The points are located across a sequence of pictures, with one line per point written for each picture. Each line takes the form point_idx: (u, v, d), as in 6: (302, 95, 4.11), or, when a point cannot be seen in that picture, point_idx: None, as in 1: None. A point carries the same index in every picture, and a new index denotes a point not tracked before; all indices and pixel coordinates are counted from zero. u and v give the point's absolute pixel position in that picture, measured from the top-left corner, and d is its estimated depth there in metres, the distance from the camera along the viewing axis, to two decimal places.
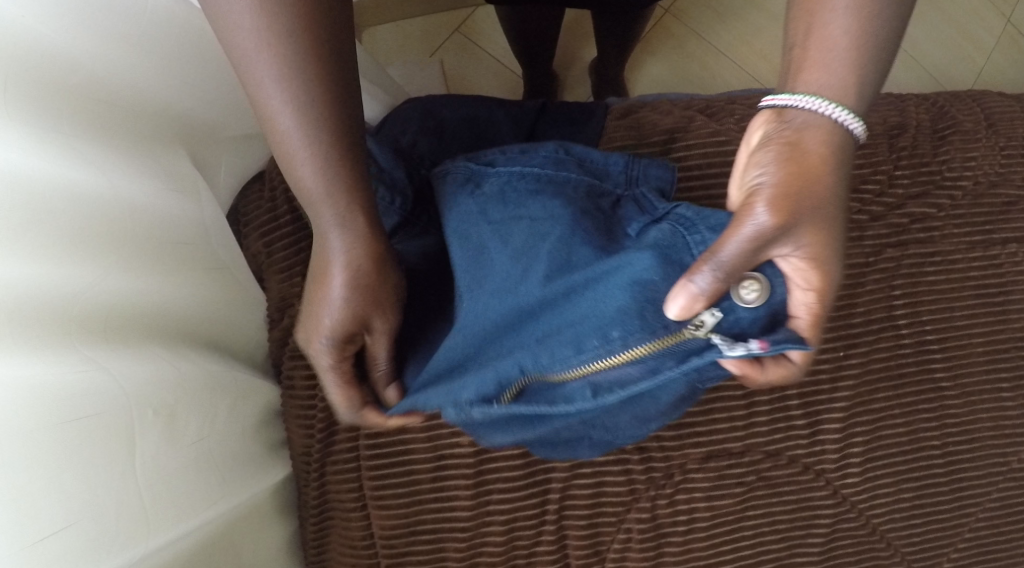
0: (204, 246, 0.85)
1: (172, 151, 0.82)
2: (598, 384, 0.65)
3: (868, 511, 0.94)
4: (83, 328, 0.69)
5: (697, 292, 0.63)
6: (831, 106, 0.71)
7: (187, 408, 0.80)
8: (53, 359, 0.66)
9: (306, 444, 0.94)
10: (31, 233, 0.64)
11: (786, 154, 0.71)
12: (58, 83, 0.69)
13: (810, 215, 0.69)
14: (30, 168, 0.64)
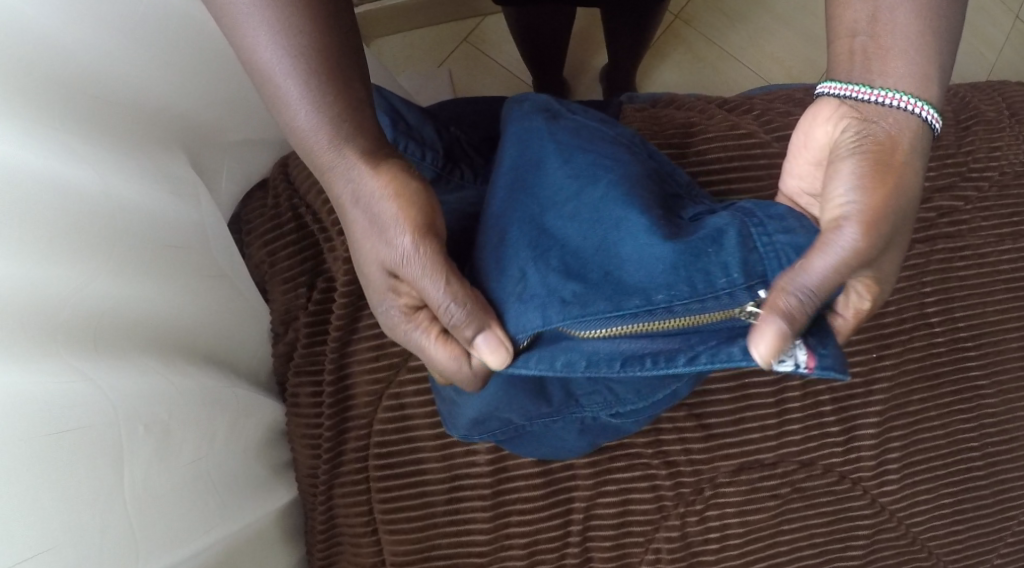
0: (202, 253, 0.81)
1: (167, 153, 0.79)
2: (629, 357, 0.64)
3: (908, 520, 0.89)
4: (68, 335, 0.64)
5: (775, 314, 0.60)
6: (909, 100, 0.68)
7: (181, 425, 0.75)
8: (34, 366, 0.61)
9: (312, 466, 0.88)
10: (11, 226, 0.60)
11: (879, 161, 0.66)
12: (43, 74, 0.65)
13: (896, 218, 0.65)
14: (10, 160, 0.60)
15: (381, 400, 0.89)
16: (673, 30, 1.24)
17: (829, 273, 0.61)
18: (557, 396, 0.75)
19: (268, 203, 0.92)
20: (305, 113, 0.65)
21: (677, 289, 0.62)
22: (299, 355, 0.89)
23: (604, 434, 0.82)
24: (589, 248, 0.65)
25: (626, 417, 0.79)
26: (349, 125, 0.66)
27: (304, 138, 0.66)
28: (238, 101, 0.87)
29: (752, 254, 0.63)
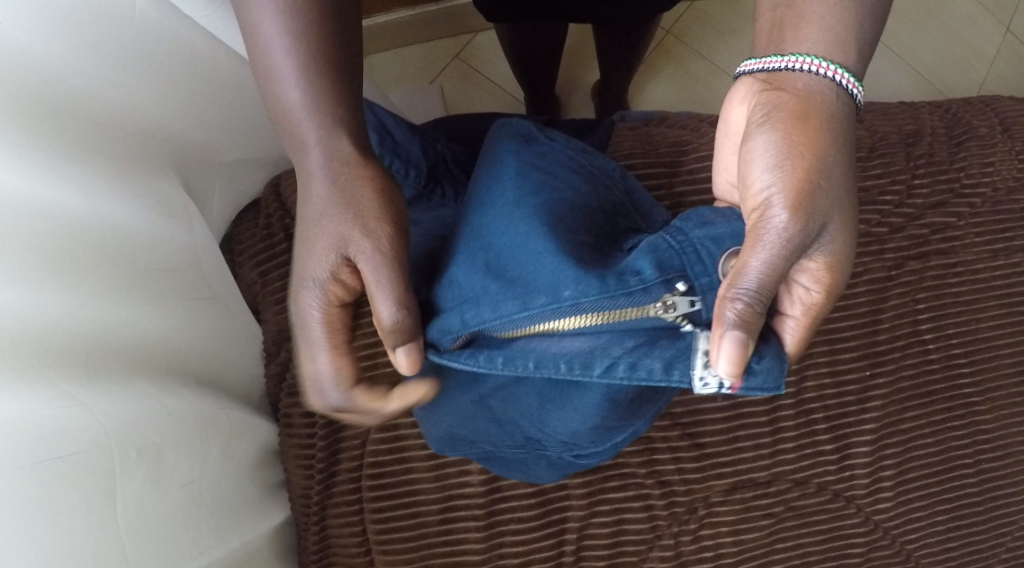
0: (193, 274, 0.81)
1: (158, 175, 0.79)
2: (541, 359, 0.61)
3: (902, 537, 0.88)
4: (61, 360, 0.64)
5: (732, 337, 0.58)
6: (823, 65, 0.65)
7: (173, 449, 0.75)
8: (26, 391, 0.61)
9: (306, 486, 0.88)
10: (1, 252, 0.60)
11: (791, 135, 0.64)
12: (37, 99, 0.65)
13: (827, 189, 0.63)
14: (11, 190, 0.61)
15: (375, 421, 0.89)
16: (666, 46, 1.24)
17: (761, 272, 0.60)
18: (516, 435, 0.73)
19: (260, 223, 0.92)
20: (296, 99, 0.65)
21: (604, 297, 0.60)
22: (292, 376, 0.90)
23: (575, 465, 0.81)
24: (511, 253, 0.63)
25: (587, 458, 0.78)
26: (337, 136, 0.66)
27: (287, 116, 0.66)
28: (230, 122, 0.87)
29: (667, 252, 0.61)
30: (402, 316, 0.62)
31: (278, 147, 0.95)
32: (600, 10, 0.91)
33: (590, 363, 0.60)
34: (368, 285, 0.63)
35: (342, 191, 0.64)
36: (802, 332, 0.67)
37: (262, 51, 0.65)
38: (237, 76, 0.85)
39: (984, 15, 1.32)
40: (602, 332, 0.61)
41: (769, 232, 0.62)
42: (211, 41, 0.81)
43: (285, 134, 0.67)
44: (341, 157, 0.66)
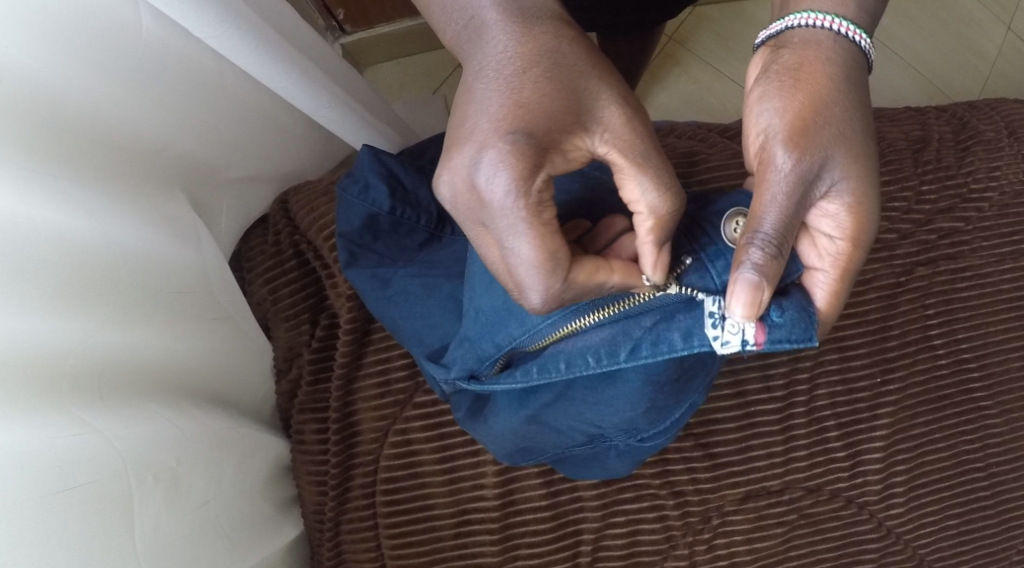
0: (204, 294, 0.81)
1: (167, 196, 0.79)
2: (573, 359, 0.69)
3: (914, 542, 0.89)
4: (75, 389, 0.64)
5: (745, 279, 0.60)
6: (830, 18, 0.63)
7: (188, 472, 0.75)
8: (46, 423, 0.61)
9: (319, 503, 0.88)
10: (16, 285, 0.60)
11: (796, 78, 0.63)
12: (50, 125, 0.65)
13: (831, 133, 0.62)
14: (32, 218, 0.61)
15: (387, 436, 0.89)
16: (670, 52, 1.24)
17: (774, 218, 0.61)
18: (571, 435, 0.77)
19: (269, 239, 0.92)
20: (501, 52, 0.59)
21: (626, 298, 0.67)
22: (304, 393, 0.89)
23: (644, 454, 0.81)
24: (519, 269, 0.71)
25: (653, 440, 0.79)
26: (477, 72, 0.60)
27: (484, 66, 0.59)
28: (240, 139, 0.86)
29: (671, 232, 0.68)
30: (534, 257, 0.59)
31: (286, 162, 0.95)
32: (607, 20, 0.90)
33: (614, 352, 0.67)
34: (511, 241, 0.59)
35: (541, 110, 0.58)
36: (831, 286, 0.67)
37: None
38: (245, 92, 0.84)
39: (984, 13, 1.32)
40: (614, 327, 0.67)
41: (774, 176, 0.62)
42: (219, 60, 0.79)
43: (475, 70, 0.60)
44: (580, 68, 0.59)
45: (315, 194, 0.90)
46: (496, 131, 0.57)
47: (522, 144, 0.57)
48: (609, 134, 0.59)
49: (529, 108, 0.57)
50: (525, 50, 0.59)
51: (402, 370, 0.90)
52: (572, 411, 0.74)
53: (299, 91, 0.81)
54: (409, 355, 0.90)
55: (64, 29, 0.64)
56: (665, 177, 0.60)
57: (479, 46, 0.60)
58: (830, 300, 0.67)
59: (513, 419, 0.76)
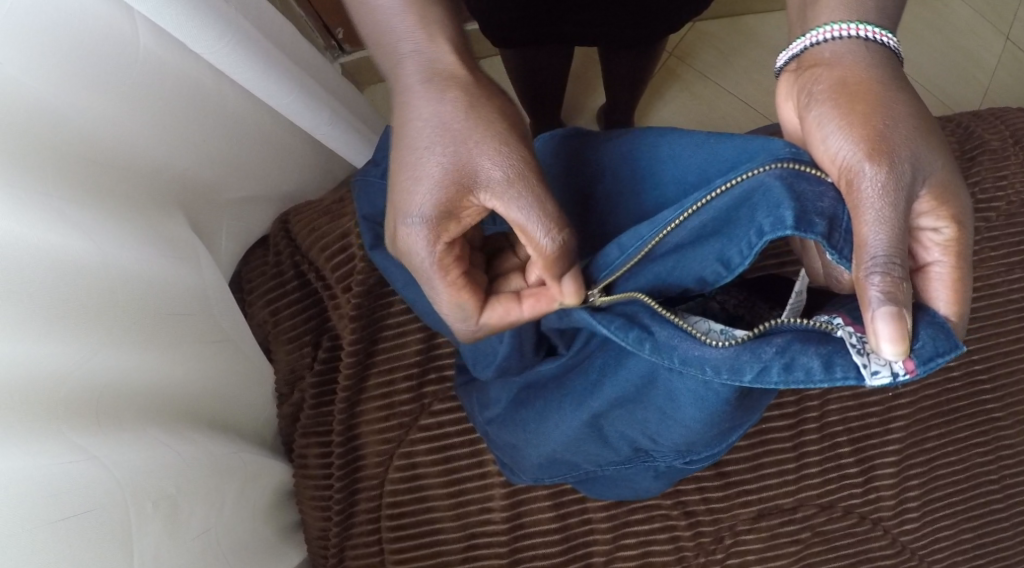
0: (204, 316, 0.79)
1: (166, 217, 0.78)
2: (687, 358, 0.58)
3: (930, 558, 0.87)
4: (69, 412, 0.62)
5: (883, 314, 0.54)
6: (857, 27, 0.62)
7: (189, 498, 0.73)
8: (40, 448, 0.59)
9: (322, 529, 0.85)
10: (10, 305, 0.58)
11: (839, 91, 0.61)
12: (45, 143, 0.64)
13: (901, 135, 0.58)
14: (23, 237, 0.59)
15: (392, 460, 0.87)
16: (669, 67, 1.24)
17: (879, 229, 0.55)
18: (624, 448, 0.72)
19: (269, 260, 0.91)
20: (421, 116, 0.63)
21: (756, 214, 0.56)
22: (305, 417, 0.88)
23: (681, 473, 0.78)
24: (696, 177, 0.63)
25: (699, 462, 0.75)
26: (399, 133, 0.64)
27: (405, 125, 0.63)
28: (240, 160, 0.85)
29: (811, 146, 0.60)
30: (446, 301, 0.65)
31: (287, 182, 0.94)
32: (609, 35, 0.90)
33: (738, 368, 0.57)
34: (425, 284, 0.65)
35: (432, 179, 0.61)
36: (952, 277, 0.60)
37: (393, 57, 0.64)
38: (244, 111, 0.83)
39: (981, 24, 1.32)
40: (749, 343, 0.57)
41: (865, 188, 0.56)
42: (217, 77, 0.78)
43: (398, 128, 0.64)
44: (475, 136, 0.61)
45: (317, 214, 0.89)
46: (403, 197, 0.62)
47: (421, 217, 0.61)
48: (493, 200, 0.61)
49: (435, 178, 0.61)
50: (433, 115, 0.62)
51: (406, 393, 0.88)
52: (635, 420, 0.68)
53: (299, 108, 0.80)
54: (413, 376, 0.89)
55: (60, 48, 0.64)
56: (553, 231, 0.60)
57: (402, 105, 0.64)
58: (956, 292, 0.60)
59: (575, 420, 0.70)
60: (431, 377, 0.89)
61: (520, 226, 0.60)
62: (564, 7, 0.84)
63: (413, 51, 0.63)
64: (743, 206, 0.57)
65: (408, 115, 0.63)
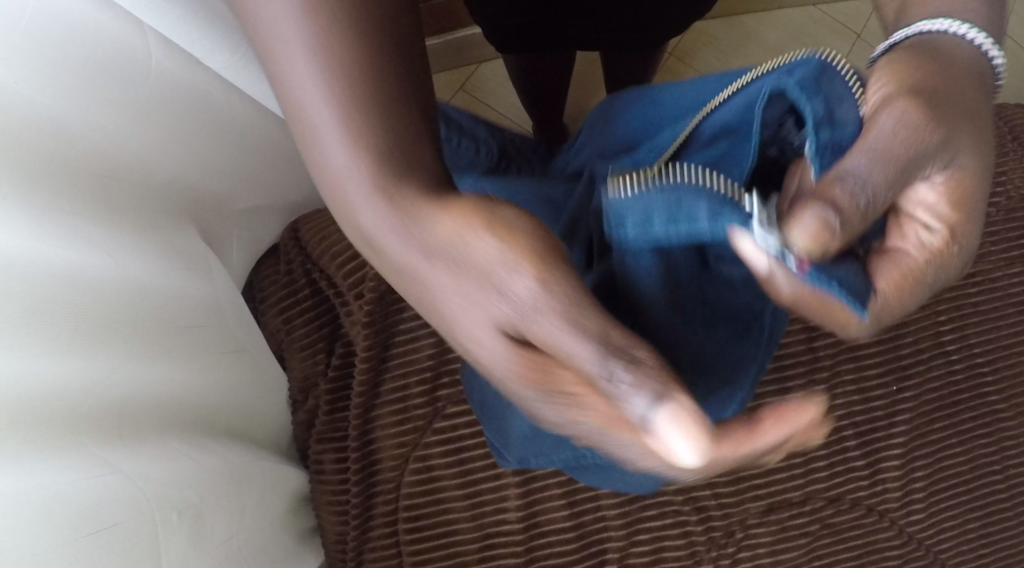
0: (220, 326, 0.80)
1: (179, 229, 0.78)
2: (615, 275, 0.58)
3: (936, 548, 0.89)
4: (94, 427, 0.63)
5: (816, 217, 0.46)
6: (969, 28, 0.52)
7: (211, 507, 0.74)
8: (69, 464, 0.60)
9: (340, 533, 0.87)
10: (39, 324, 0.59)
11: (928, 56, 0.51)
12: (63, 161, 0.64)
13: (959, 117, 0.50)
14: (46, 257, 0.60)
15: (407, 463, 0.88)
16: (669, 67, 1.24)
17: (875, 150, 0.48)
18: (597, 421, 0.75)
19: (281, 270, 0.91)
20: (382, 204, 0.48)
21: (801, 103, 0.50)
22: (321, 423, 0.89)
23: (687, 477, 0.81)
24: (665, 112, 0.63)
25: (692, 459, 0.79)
26: (378, 235, 0.49)
27: (372, 229, 0.49)
28: (249, 170, 0.86)
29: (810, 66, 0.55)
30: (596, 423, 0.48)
31: (295, 190, 0.94)
32: (612, 40, 0.91)
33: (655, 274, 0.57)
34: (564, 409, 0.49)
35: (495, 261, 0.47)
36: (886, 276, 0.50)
37: (305, 133, 0.48)
38: (252, 122, 0.84)
39: None
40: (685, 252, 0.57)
41: (885, 123, 0.48)
42: (227, 89, 0.79)
43: (370, 237, 0.50)
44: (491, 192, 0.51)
45: (327, 223, 0.89)
46: (488, 321, 0.48)
47: (529, 319, 0.47)
48: (511, 295, 0.47)
49: (454, 256, 0.48)
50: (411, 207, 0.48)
51: (420, 398, 0.89)
52: None
53: None
54: (427, 380, 0.90)
55: (74, 69, 0.64)
56: (653, 372, 0.45)
57: (354, 187, 0.48)
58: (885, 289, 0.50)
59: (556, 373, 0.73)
60: (444, 381, 0.90)
61: (579, 346, 0.46)
62: (569, 13, 0.85)
63: (326, 111, 0.47)
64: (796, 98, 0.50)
65: (294, 100, 0.47)
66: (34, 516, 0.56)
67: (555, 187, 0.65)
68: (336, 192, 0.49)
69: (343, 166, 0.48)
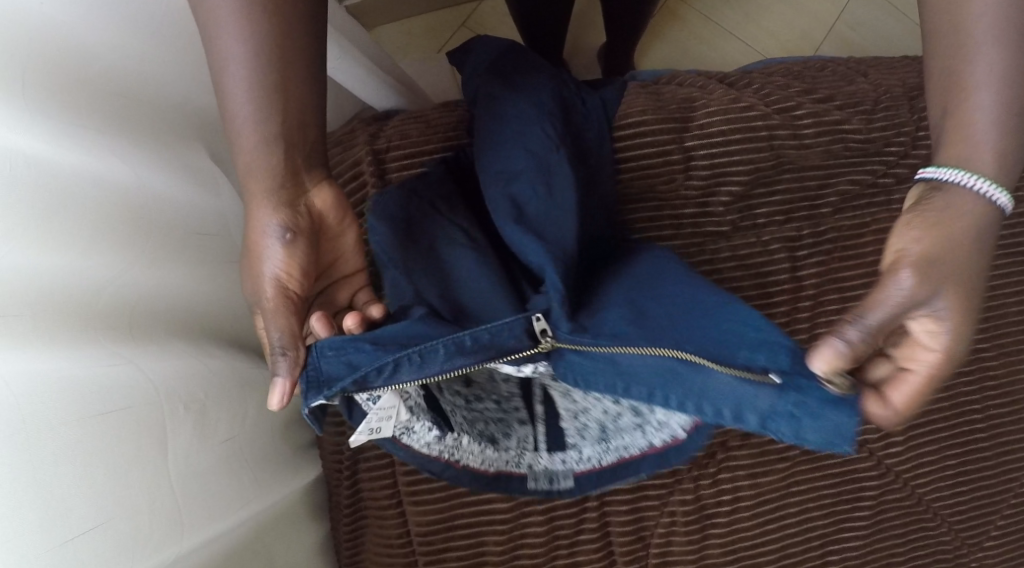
0: (227, 239, 0.84)
1: (193, 146, 0.82)
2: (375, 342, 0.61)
3: (913, 481, 0.92)
4: (100, 323, 0.67)
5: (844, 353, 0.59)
6: (988, 185, 0.64)
7: (214, 406, 0.78)
8: (76, 354, 0.64)
9: (337, 443, 0.91)
10: (51, 220, 0.63)
11: (987, 208, 0.64)
12: (73, 70, 0.67)
13: (953, 281, 0.62)
14: (58, 159, 0.64)
15: None
16: (672, 9, 1.25)
17: (928, 297, 0.62)
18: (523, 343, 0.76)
19: None
20: (250, 124, 0.64)
21: (794, 377, 0.60)
22: None
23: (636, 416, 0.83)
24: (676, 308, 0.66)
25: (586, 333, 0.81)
26: (277, 149, 0.65)
27: (248, 156, 0.65)
28: None
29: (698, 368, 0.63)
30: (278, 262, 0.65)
31: None
32: None
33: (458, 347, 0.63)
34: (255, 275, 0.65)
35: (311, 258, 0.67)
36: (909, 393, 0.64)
37: (218, 61, 0.63)
38: None
39: None
40: (529, 360, 0.68)
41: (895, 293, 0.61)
42: None
43: (231, 146, 0.66)
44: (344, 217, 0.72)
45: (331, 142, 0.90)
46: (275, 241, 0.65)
47: (290, 283, 0.65)
48: (275, 248, 0.65)
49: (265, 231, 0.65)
50: (265, 132, 0.65)
51: None
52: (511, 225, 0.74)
53: None
54: None
55: None
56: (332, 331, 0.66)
57: (259, 116, 0.64)
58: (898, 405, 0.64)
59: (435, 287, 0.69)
60: None
61: (293, 343, 0.62)
62: None
63: (238, 50, 0.63)
64: (681, 379, 0.63)
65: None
66: (47, 393, 0.61)
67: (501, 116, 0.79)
68: (224, 107, 0.65)
69: (256, 90, 0.64)
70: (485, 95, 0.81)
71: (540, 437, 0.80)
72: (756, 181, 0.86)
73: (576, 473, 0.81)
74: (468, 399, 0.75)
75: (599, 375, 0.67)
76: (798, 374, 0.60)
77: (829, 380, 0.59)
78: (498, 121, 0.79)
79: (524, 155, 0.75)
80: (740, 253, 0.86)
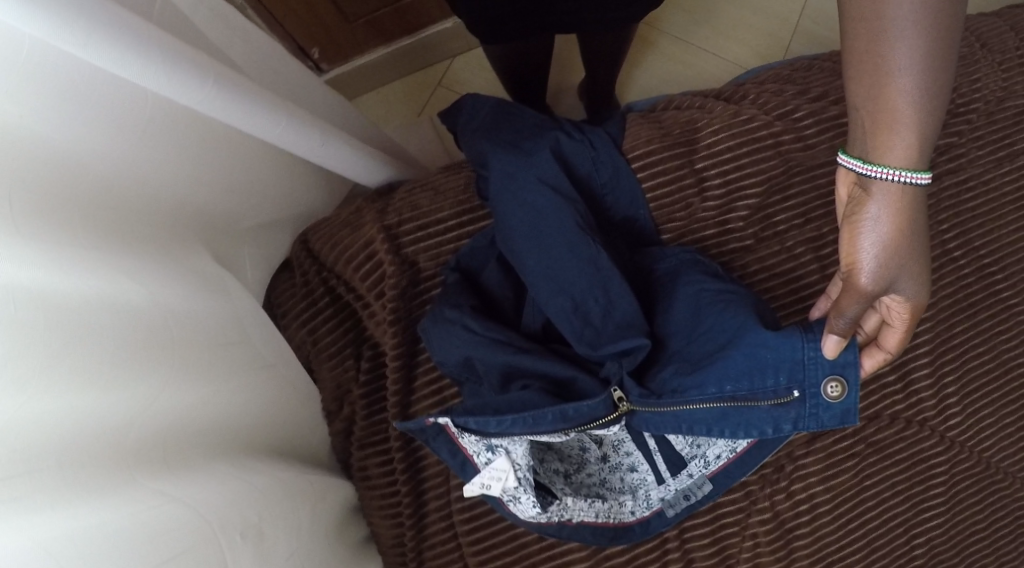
0: (246, 343, 0.80)
1: (196, 251, 0.77)
2: (509, 376, 0.74)
3: (979, 449, 0.91)
4: (138, 465, 0.61)
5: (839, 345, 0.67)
6: (900, 172, 0.65)
7: (268, 526, 0.73)
8: (119, 505, 0.58)
9: (397, 536, 0.86)
10: (68, 358, 0.57)
11: (911, 191, 0.65)
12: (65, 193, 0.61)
13: (907, 248, 0.66)
14: (66, 290, 0.58)
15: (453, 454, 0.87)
16: (641, 34, 1.27)
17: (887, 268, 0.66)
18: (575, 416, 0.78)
19: (297, 282, 0.91)
20: None
21: (812, 370, 0.69)
22: (360, 428, 0.88)
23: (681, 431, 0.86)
24: (740, 360, 0.70)
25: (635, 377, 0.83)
26: None
27: None
28: (251, 185, 0.85)
29: (755, 389, 0.70)
30: None
31: (296, 207, 0.94)
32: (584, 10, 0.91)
33: (558, 416, 0.70)
34: None
35: None
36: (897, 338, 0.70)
37: None
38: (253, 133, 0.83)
39: None
40: (613, 422, 0.73)
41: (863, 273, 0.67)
42: None
43: None
44: None
45: (336, 228, 0.85)
46: None
47: None
48: None
49: None
50: None
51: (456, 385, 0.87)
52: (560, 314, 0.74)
53: (293, 139, 0.73)
54: None
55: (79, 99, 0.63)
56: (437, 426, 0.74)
57: None
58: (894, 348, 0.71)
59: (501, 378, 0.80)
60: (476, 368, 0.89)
61: None
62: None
63: None
64: (737, 417, 0.71)
65: None
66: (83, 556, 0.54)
67: (515, 203, 0.76)
68: None
69: None
70: (499, 171, 0.77)
71: (658, 467, 0.87)
72: (770, 189, 0.85)
73: (711, 475, 0.85)
74: (567, 472, 0.85)
75: (665, 423, 0.74)
76: (814, 364, 0.69)
77: (828, 387, 0.68)
78: (516, 206, 0.76)
79: (558, 252, 0.74)
80: (768, 262, 0.84)
